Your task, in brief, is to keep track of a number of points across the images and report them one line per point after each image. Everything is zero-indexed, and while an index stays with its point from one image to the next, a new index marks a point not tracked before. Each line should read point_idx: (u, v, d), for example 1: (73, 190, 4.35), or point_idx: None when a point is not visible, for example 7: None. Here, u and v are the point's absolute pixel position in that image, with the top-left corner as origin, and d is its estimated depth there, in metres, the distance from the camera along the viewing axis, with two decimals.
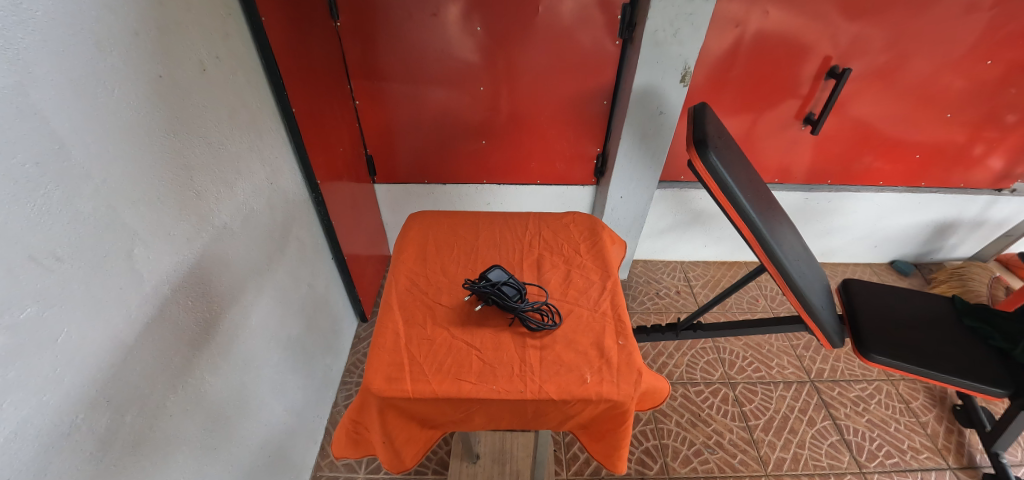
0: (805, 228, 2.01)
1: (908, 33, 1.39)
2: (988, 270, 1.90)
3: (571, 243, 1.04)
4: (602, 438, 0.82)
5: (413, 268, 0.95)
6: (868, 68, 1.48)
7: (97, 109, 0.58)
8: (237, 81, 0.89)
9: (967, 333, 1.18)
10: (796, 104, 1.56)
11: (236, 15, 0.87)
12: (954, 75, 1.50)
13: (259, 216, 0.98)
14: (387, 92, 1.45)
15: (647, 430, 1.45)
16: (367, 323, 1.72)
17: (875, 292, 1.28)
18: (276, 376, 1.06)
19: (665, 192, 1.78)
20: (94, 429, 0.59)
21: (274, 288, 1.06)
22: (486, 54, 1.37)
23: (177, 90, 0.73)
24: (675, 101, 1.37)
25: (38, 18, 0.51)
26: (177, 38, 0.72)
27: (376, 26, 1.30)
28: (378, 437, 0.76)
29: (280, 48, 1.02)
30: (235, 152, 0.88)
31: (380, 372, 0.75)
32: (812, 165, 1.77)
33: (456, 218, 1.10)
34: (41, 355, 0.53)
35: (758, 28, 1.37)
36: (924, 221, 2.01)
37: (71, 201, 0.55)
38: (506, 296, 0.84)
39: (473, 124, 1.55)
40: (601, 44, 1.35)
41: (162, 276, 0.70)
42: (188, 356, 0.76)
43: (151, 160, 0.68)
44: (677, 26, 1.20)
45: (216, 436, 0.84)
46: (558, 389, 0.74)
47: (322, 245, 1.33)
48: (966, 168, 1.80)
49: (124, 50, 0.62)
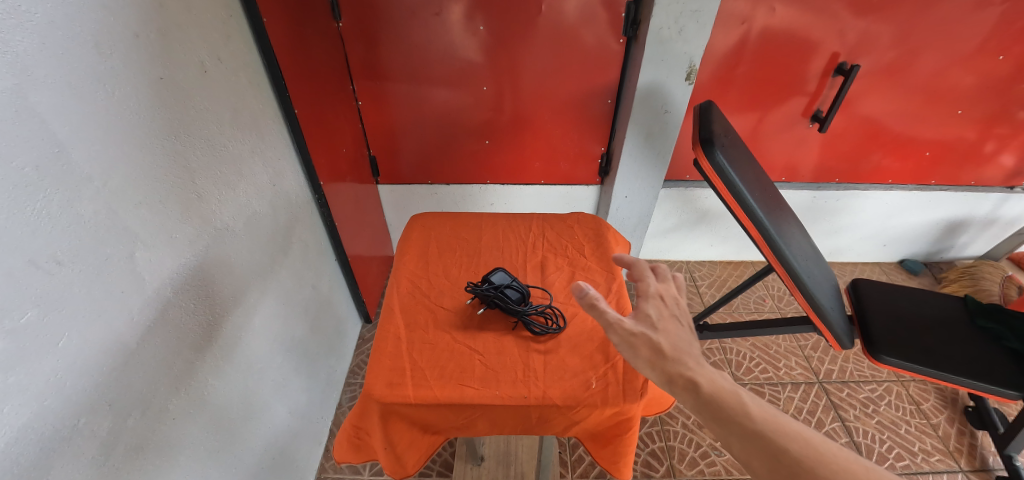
0: (812, 227, 1.99)
1: (917, 28, 1.37)
2: (1000, 269, 1.85)
3: (575, 244, 1.03)
4: (608, 443, 0.80)
5: (416, 271, 0.95)
6: (877, 65, 1.45)
7: (98, 113, 0.58)
8: (239, 82, 0.88)
9: (978, 334, 1.15)
10: (802, 101, 1.54)
11: (237, 16, 0.87)
12: (964, 71, 1.47)
13: (263, 218, 0.97)
14: (390, 92, 1.45)
15: (653, 432, 1.44)
16: (371, 324, 1.72)
17: (884, 293, 1.26)
18: (279, 378, 1.06)
19: (669, 192, 1.76)
20: (97, 434, 0.59)
21: (278, 289, 1.05)
22: (488, 53, 1.36)
23: (179, 92, 0.72)
24: (680, 100, 1.36)
25: (37, 20, 0.50)
26: (177, 38, 0.72)
27: (379, 26, 1.29)
28: (380, 443, 0.75)
29: (282, 49, 1.01)
30: (237, 154, 0.88)
31: (381, 377, 0.75)
32: (820, 163, 1.75)
33: (460, 219, 1.09)
34: (42, 360, 0.52)
35: (764, 24, 1.35)
36: (933, 220, 1.98)
37: (70, 204, 0.55)
38: (509, 300, 0.83)
39: (476, 124, 1.54)
40: (604, 42, 1.33)
41: (164, 279, 0.70)
42: (191, 360, 0.76)
43: (152, 163, 0.67)
44: (681, 24, 1.19)
45: (220, 438, 0.84)
46: (563, 394, 0.73)
47: (325, 247, 1.33)
48: (978, 166, 1.77)
49: (124, 52, 0.62)
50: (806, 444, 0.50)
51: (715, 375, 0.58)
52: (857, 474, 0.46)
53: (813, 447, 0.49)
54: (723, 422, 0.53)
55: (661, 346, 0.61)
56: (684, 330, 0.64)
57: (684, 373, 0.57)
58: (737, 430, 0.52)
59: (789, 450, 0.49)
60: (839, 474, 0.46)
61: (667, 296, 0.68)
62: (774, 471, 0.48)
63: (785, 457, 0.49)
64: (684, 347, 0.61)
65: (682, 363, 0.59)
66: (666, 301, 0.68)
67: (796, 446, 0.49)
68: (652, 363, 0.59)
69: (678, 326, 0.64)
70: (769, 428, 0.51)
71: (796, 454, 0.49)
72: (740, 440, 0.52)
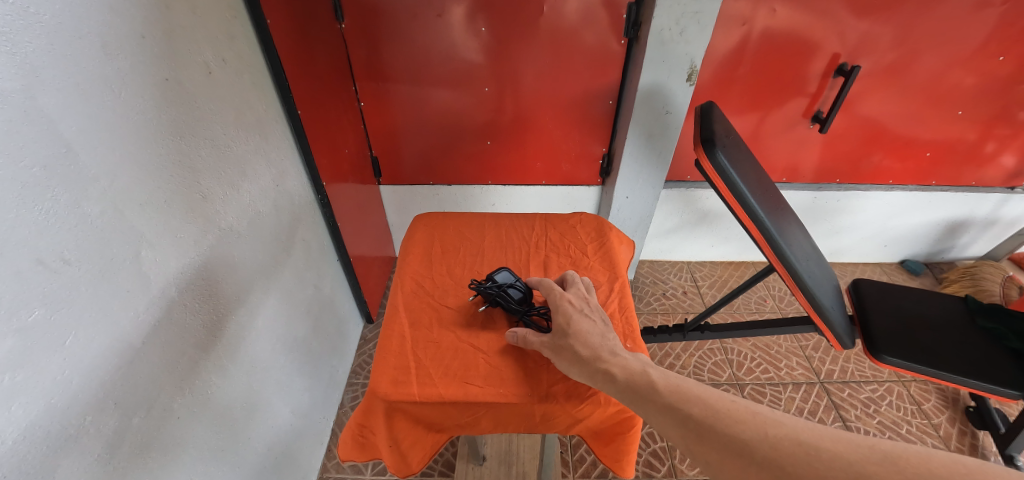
0: (813, 227, 1.99)
1: (918, 29, 1.37)
2: (1001, 269, 1.84)
3: (578, 244, 1.03)
4: (610, 441, 0.81)
5: (419, 270, 0.95)
6: (877, 65, 1.46)
7: (105, 113, 0.59)
8: (242, 83, 0.89)
9: (980, 334, 1.16)
10: (803, 102, 1.55)
11: (241, 17, 0.87)
12: (964, 72, 1.48)
13: (266, 219, 0.98)
14: (392, 93, 1.45)
15: (654, 432, 1.44)
16: (373, 324, 1.72)
17: (885, 293, 1.26)
18: (282, 377, 1.06)
19: (670, 192, 1.76)
20: (103, 432, 0.59)
21: (281, 288, 1.06)
22: (489, 54, 1.36)
23: (184, 93, 0.73)
24: (681, 101, 1.36)
25: (45, 22, 0.51)
26: (182, 40, 0.72)
27: (381, 27, 1.30)
28: (384, 441, 0.75)
29: (285, 50, 1.02)
30: (241, 155, 0.88)
31: (386, 375, 0.75)
32: (820, 164, 1.75)
33: (463, 219, 1.10)
34: (49, 359, 0.53)
35: (765, 25, 1.35)
36: (934, 220, 1.98)
37: (77, 204, 0.55)
38: (511, 300, 0.83)
39: (478, 125, 1.54)
40: (605, 43, 1.34)
41: (168, 278, 0.70)
42: (196, 359, 0.76)
43: (158, 164, 0.68)
44: (683, 25, 1.19)
45: (224, 437, 0.84)
46: (565, 392, 0.73)
47: (328, 247, 1.33)
48: (978, 166, 1.77)
49: (131, 54, 0.63)
50: (706, 404, 0.53)
51: (627, 360, 0.64)
52: (749, 420, 0.49)
53: (711, 405, 0.52)
54: (638, 403, 0.58)
55: (577, 346, 0.68)
56: (594, 324, 0.71)
57: (599, 368, 0.64)
58: (650, 406, 0.56)
59: (690, 413, 0.52)
60: (733, 424, 0.49)
61: (574, 300, 0.77)
62: (683, 436, 0.51)
63: (689, 420, 0.52)
64: (595, 341, 0.68)
65: (597, 359, 0.65)
66: (574, 305, 0.76)
67: (697, 408, 0.53)
68: (575, 365, 0.67)
69: (589, 323, 0.72)
70: (674, 397, 0.55)
71: (697, 415, 0.52)
72: (654, 416, 0.55)
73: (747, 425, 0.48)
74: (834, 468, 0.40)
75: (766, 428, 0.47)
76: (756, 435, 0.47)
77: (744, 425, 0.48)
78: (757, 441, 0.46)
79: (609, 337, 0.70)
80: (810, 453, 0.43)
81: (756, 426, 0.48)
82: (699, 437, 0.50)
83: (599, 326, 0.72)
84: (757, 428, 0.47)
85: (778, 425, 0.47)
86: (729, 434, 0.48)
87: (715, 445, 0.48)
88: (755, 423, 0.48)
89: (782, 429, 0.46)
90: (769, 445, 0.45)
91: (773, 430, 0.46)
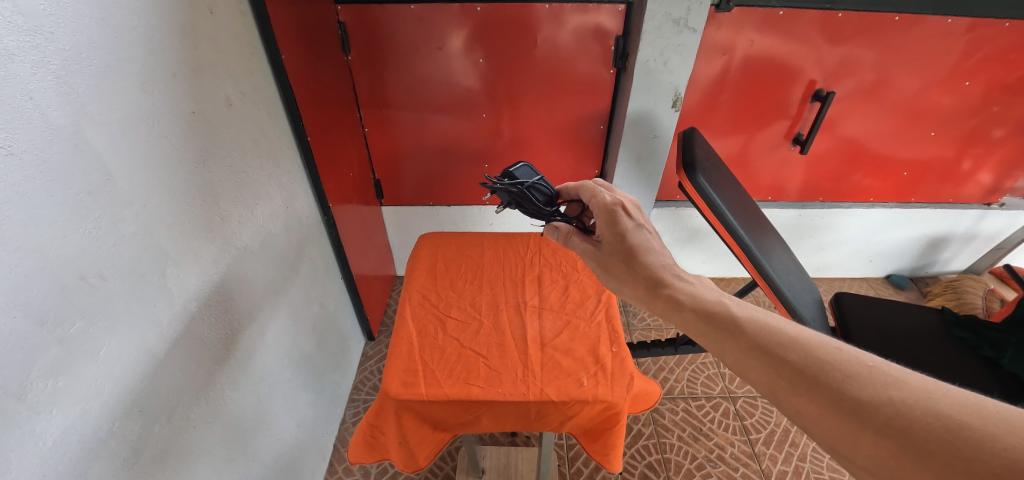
0: (800, 244, 2.06)
1: (889, 56, 1.47)
2: (982, 282, 1.90)
3: (570, 260, 1.09)
4: (598, 437, 0.85)
5: (425, 285, 1.00)
6: (853, 89, 1.55)
7: (138, 143, 0.65)
8: (259, 113, 0.96)
9: (956, 344, 1.21)
10: (784, 124, 1.63)
11: (258, 54, 0.95)
12: (935, 95, 1.57)
13: (276, 238, 1.03)
14: (394, 119, 1.53)
15: (649, 445, 1.47)
16: (374, 342, 1.76)
17: (866, 305, 1.32)
18: (288, 391, 1.10)
19: (660, 211, 1.83)
20: (127, 439, 0.64)
21: (289, 305, 1.10)
22: (487, 82, 1.45)
23: (207, 124, 0.79)
24: (668, 126, 1.44)
25: (94, 64, 0.58)
26: (208, 76, 0.79)
27: (385, 57, 1.39)
28: (395, 438, 0.80)
29: (298, 81, 1.09)
30: (255, 180, 0.94)
31: (396, 377, 0.80)
32: (804, 183, 1.83)
33: (462, 238, 1.16)
34: (86, 367, 0.58)
35: (745, 53, 1.44)
36: (916, 236, 2.05)
37: (115, 225, 0.61)
38: (533, 199, 0.84)
39: (477, 149, 1.62)
40: (596, 72, 1.42)
41: (190, 295, 0.75)
42: (211, 370, 0.80)
43: (182, 189, 0.73)
44: (666, 56, 1.28)
45: (235, 447, 0.87)
46: (558, 391, 0.78)
47: (332, 265, 1.38)
48: (956, 183, 1.86)
49: (163, 89, 0.69)
50: (807, 352, 0.50)
51: (694, 287, 0.64)
52: (866, 378, 0.45)
53: (814, 355, 0.49)
54: (714, 337, 0.57)
55: (635, 267, 0.69)
56: (651, 239, 0.72)
57: (663, 293, 0.64)
58: (728, 342, 0.55)
59: (787, 360, 0.50)
60: (843, 381, 0.46)
61: (629, 210, 0.75)
62: (772, 382, 0.50)
63: (785, 368, 0.49)
64: (655, 262, 0.69)
65: (661, 283, 0.66)
66: (631, 216, 0.75)
67: (795, 354, 0.50)
68: (629, 286, 0.70)
69: (646, 240, 0.72)
70: (763, 339, 0.53)
71: (794, 363, 0.49)
72: (732, 351, 0.55)
73: (864, 384, 0.45)
74: (981, 450, 0.37)
75: (888, 390, 0.44)
76: (876, 398, 0.44)
77: (859, 383, 0.45)
78: (876, 404, 0.43)
79: (666, 258, 0.70)
80: (951, 428, 0.39)
81: (874, 387, 0.45)
82: (795, 387, 0.48)
83: (656, 242, 0.72)
84: (876, 390, 0.44)
85: (900, 388, 0.44)
86: (838, 391, 0.46)
87: (818, 400, 0.46)
88: (873, 383, 0.45)
89: (910, 393, 0.43)
90: (893, 410, 0.42)
91: (898, 394, 0.43)
